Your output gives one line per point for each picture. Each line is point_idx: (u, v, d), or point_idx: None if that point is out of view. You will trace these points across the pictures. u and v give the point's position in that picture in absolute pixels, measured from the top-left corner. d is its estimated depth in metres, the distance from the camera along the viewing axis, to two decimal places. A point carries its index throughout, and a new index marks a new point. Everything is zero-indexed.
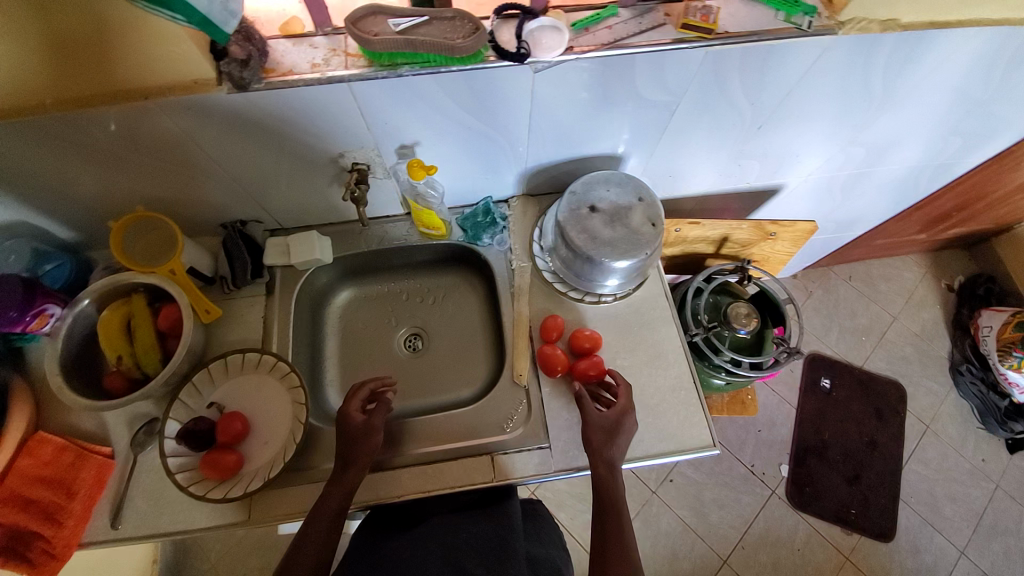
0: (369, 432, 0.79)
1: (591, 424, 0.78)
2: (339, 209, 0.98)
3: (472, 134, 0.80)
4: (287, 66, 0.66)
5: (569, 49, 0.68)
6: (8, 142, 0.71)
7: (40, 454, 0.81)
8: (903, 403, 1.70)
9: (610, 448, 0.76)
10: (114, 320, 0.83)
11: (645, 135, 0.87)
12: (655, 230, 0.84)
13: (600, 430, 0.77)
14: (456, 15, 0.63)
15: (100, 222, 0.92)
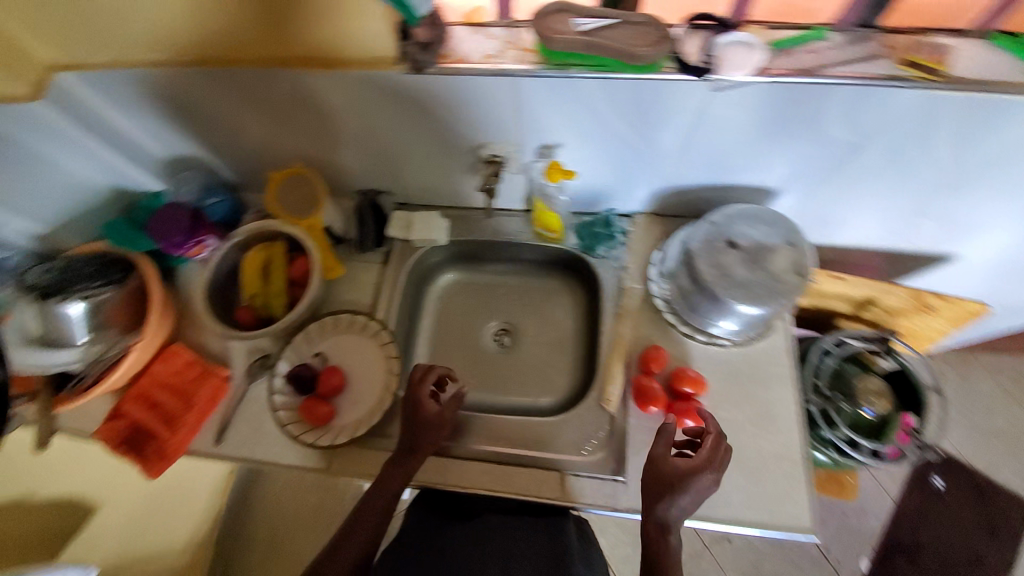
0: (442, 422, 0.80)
1: (655, 474, 0.70)
2: (463, 194, 1.00)
3: (620, 144, 0.77)
4: (460, 54, 0.68)
5: (759, 71, 0.62)
6: (215, 89, 0.81)
7: (172, 364, 0.93)
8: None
9: (663, 507, 0.68)
10: (257, 259, 0.93)
11: (813, 171, 0.80)
12: (800, 281, 0.76)
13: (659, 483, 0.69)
14: (646, 21, 0.61)
15: (262, 170, 1.02)
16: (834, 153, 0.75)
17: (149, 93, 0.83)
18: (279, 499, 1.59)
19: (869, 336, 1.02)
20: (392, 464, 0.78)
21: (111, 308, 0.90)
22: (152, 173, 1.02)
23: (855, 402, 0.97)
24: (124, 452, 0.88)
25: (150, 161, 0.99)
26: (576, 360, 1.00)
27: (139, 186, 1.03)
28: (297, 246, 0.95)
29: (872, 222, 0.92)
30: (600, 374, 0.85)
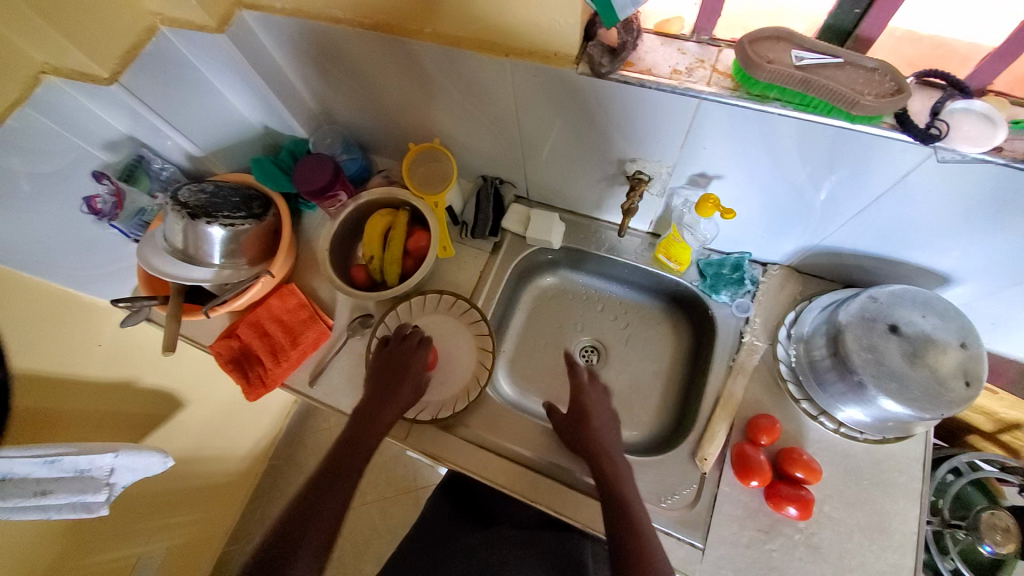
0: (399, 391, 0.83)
1: (560, 416, 0.82)
2: (588, 204, 0.97)
3: (790, 192, 0.70)
4: (646, 65, 0.63)
5: (996, 150, 0.53)
6: (377, 57, 0.82)
7: (287, 301, 0.99)
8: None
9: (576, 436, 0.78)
10: (379, 223, 0.95)
11: (1009, 271, 0.68)
12: (969, 392, 0.65)
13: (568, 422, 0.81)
14: (879, 67, 0.53)
15: (398, 137, 1.05)
16: None
17: (311, 38, 0.83)
18: (328, 436, 1.69)
19: (1011, 465, 0.86)
20: (363, 415, 0.80)
21: (246, 239, 0.96)
22: (301, 119, 1.07)
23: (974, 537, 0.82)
24: (231, 370, 0.95)
25: (302, 108, 1.04)
26: (665, 399, 0.94)
27: (287, 129, 1.09)
28: (421, 219, 0.97)
29: None
30: (699, 428, 0.80)
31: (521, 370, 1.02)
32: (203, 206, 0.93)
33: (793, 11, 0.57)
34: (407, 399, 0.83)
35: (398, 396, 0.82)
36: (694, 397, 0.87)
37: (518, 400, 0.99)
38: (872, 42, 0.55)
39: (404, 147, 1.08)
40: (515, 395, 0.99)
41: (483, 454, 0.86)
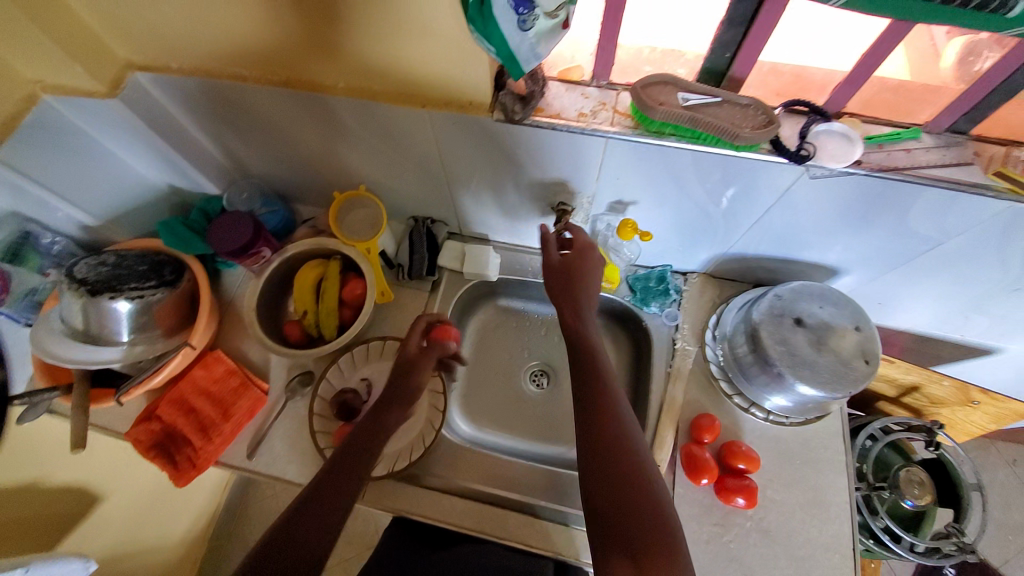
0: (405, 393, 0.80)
1: (552, 266, 0.78)
2: (520, 234, 1.00)
3: (697, 211, 0.78)
4: (556, 109, 0.68)
5: (855, 164, 0.62)
6: (291, 112, 0.81)
7: (213, 370, 0.92)
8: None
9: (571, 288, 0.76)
10: (310, 275, 0.91)
11: (881, 259, 0.79)
12: (868, 369, 0.74)
13: (559, 275, 0.78)
14: (752, 103, 0.60)
15: (321, 186, 1.03)
16: (908, 245, 0.74)
17: (212, 94, 0.81)
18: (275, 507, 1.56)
19: (914, 424, 0.99)
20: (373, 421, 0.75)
21: (158, 308, 0.89)
22: (212, 176, 1.02)
23: (899, 493, 0.93)
24: (154, 457, 0.86)
25: (211, 163, 0.99)
26: None
27: (197, 187, 1.03)
28: (354, 266, 0.95)
29: (926, 309, 0.92)
30: (649, 435, 0.84)
31: (475, 405, 1.01)
32: (104, 280, 0.85)
33: (686, 47, 0.64)
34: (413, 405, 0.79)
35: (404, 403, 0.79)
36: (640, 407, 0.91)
37: (476, 436, 0.99)
38: (743, 81, 0.63)
39: (327, 194, 1.06)
40: (472, 430, 0.99)
41: (442, 497, 0.84)
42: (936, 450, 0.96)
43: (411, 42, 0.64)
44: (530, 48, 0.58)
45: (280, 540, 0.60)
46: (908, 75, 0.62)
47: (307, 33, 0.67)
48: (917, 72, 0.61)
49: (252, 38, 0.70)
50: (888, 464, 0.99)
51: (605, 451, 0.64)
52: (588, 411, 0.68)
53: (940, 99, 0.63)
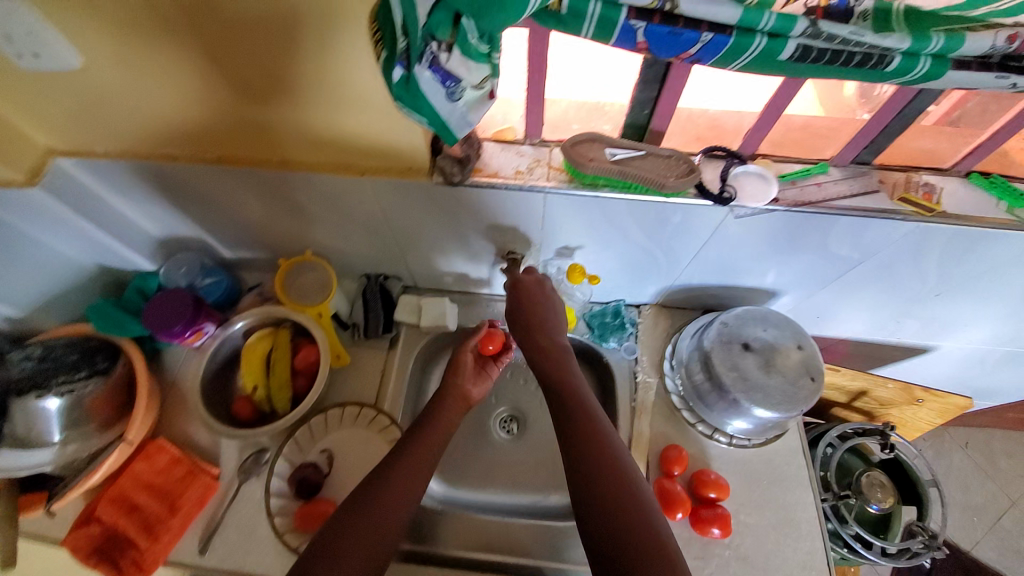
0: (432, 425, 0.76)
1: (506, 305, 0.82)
2: (475, 282, 1.01)
3: (640, 249, 0.81)
4: (493, 169, 0.70)
5: (773, 200, 0.67)
6: (229, 186, 0.80)
7: (155, 461, 0.85)
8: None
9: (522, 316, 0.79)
10: (259, 348, 0.88)
11: (813, 279, 0.85)
12: (815, 386, 0.78)
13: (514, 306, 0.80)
14: (673, 153, 0.65)
15: (266, 252, 1.00)
16: (834, 265, 0.80)
17: (142, 174, 0.79)
18: None
19: (869, 428, 1.03)
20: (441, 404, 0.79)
21: (91, 401, 0.83)
22: (146, 253, 0.97)
23: (864, 498, 0.96)
24: (94, 565, 0.78)
25: (144, 240, 0.95)
26: None
27: (130, 265, 0.98)
28: (304, 333, 0.92)
29: (861, 318, 0.98)
30: None
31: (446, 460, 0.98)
32: (28, 378, 0.80)
33: (611, 98, 0.67)
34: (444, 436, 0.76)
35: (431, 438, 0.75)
36: None
37: (450, 494, 0.95)
38: (663, 132, 0.67)
39: (273, 259, 1.03)
40: (446, 489, 0.95)
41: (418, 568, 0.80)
42: (892, 452, 1.01)
43: (344, 115, 0.67)
44: (461, 115, 0.58)
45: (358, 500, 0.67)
46: (819, 111, 0.68)
47: (240, 113, 0.68)
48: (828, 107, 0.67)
49: (184, 117, 0.70)
50: (850, 470, 1.03)
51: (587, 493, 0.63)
52: (567, 431, 0.68)
53: (839, 136, 0.69)
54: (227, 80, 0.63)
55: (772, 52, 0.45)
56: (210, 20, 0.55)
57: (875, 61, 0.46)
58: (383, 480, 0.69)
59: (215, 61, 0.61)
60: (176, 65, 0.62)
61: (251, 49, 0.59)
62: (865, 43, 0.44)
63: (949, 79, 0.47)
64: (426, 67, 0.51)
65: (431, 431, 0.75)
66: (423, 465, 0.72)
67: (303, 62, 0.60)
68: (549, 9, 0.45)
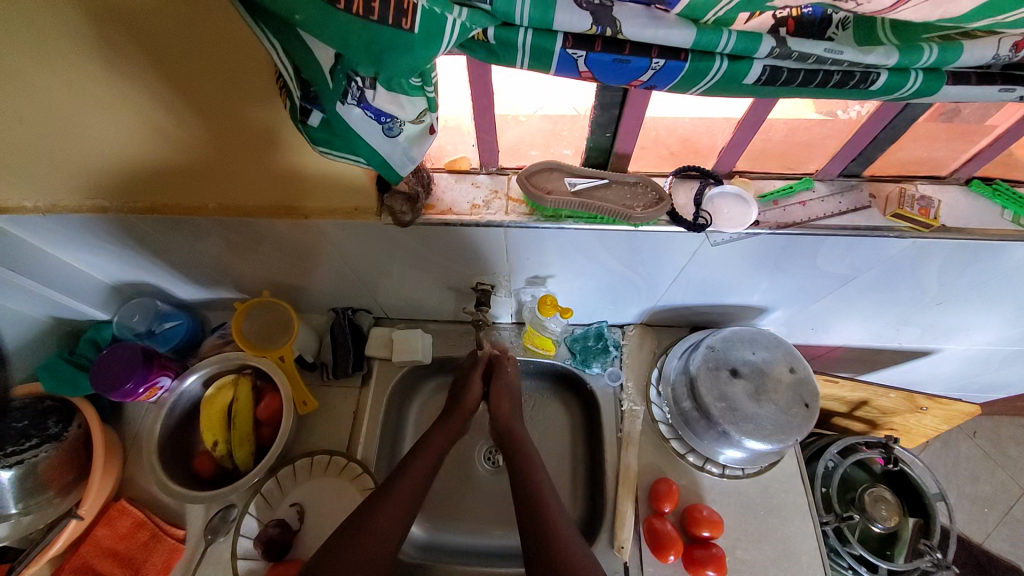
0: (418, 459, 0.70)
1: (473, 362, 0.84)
2: (448, 311, 0.95)
3: (615, 275, 0.75)
4: (447, 204, 0.65)
5: (753, 224, 0.61)
6: (171, 232, 0.75)
7: (117, 526, 0.80)
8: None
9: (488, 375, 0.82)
10: (219, 400, 0.83)
11: (803, 295, 0.79)
12: (808, 412, 0.75)
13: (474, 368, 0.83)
14: (638, 180, 0.61)
15: (225, 292, 0.94)
16: (825, 281, 0.74)
17: (77, 224, 0.72)
18: None
19: (871, 441, 0.98)
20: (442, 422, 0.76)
21: (45, 468, 0.77)
22: (97, 301, 0.91)
23: (867, 516, 0.91)
24: None
25: (92, 288, 0.89)
26: (577, 485, 0.88)
27: (81, 315, 0.92)
28: (267, 380, 0.87)
29: (860, 327, 0.92)
30: (609, 513, 0.79)
31: (429, 502, 0.93)
32: None
33: (572, 111, 0.59)
34: (430, 471, 0.70)
35: (417, 473, 0.68)
36: (597, 478, 0.86)
37: (432, 538, 0.90)
38: (630, 155, 0.61)
39: (234, 298, 0.97)
40: (429, 534, 0.90)
41: None
42: (896, 466, 0.96)
43: (284, 155, 0.62)
44: (403, 153, 0.52)
45: (358, 512, 0.63)
46: (814, 112, 0.59)
47: (177, 157, 0.63)
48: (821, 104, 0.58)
49: (105, 164, 0.64)
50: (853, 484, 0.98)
51: (548, 549, 0.59)
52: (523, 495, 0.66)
53: (826, 147, 0.63)
54: (163, 123, 0.58)
55: (737, 74, 0.39)
56: (145, 60, 0.51)
57: (857, 79, 0.40)
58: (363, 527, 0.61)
59: (145, 103, 0.56)
60: (107, 110, 0.56)
61: (189, 88, 0.54)
62: (844, 62, 0.38)
63: (945, 94, 0.42)
64: (353, 106, 0.44)
65: (416, 468, 0.68)
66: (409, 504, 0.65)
67: (245, 102, 0.55)
68: (474, 40, 0.38)
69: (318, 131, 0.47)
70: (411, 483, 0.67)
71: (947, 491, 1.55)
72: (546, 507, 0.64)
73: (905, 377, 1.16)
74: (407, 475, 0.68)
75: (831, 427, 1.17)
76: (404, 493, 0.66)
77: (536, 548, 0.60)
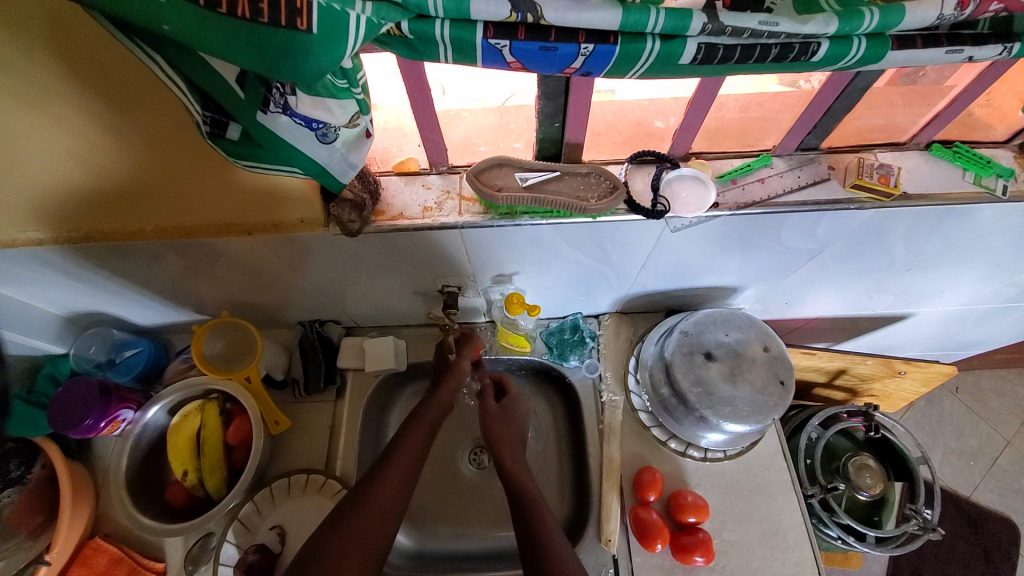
0: (390, 464, 0.66)
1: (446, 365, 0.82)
2: (419, 315, 0.93)
3: (582, 267, 0.73)
4: (397, 208, 0.62)
5: (714, 206, 0.60)
6: (114, 259, 0.71)
7: (93, 565, 0.77)
8: (1018, 548, 1.45)
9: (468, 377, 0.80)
10: (186, 430, 0.80)
11: (772, 272, 0.79)
12: (784, 390, 0.75)
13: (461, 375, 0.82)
14: (592, 170, 0.59)
15: (184, 315, 0.91)
16: (793, 257, 0.74)
17: (14, 260, 0.68)
18: None
19: (853, 410, 0.98)
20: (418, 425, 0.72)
21: (11, 513, 0.73)
22: (51, 336, 0.86)
23: (853, 485, 0.92)
24: None
25: (46, 322, 0.84)
26: (563, 479, 0.87)
27: (36, 351, 0.87)
28: (235, 402, 0.84)
29: (834, 297, 0.92)
30: (596, 506, 0.78)
31: (415, 510, 0.91)
32: None
33: (518, 101, 0.57)
34: (407, 476, 0.66)
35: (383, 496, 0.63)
36: (582, 471, 0.84)
37: (423, 545, 0.89)
38: (582, 145, 0.58)
39: (198, 320, 0.93)
40: (419, 541, 0.89)
41: None
42: (878, 432, 0.97)
43: (218, 172, 0.58)
44: (341, 159, 0.49)
45: (331, 519, 0.60)
46: (776, 84, 0.57)
47: (104, 181, 0.59)
48: (782, 75, 0.56)
49: (26, 196, 0.59)
50: (837, 453, 0.98)
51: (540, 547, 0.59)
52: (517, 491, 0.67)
53: (782, 123, 0.61)
54: (83, 147, 0.54)
55: (670, 56, 0.37)
56: (56, 81, 0.47)
57: (799, 51, 0.38)
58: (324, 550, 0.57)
59: (58, 130, 0.52)
60: (17, 141, 0.52)
61: (108, 108, 0.50)
62: (781, 33, 0.37)
63: (892, 60, 0.41)
64: (278, 114, 0.42)
65: (391, 468, 0.66)
66: (381, 519, 0.61)
67: (169, 121, 0.52)
68: (390, 35, 0.36)
69: (238, 144, 0.45)
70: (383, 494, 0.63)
71: (933, 448, 1.58)
72: (540, 511, 0.63)
73: (883, 342, 1.16)
74: (379, 480, 0.64)
75: (814, 398, 1.18)
76: (375, 505, 0.61)
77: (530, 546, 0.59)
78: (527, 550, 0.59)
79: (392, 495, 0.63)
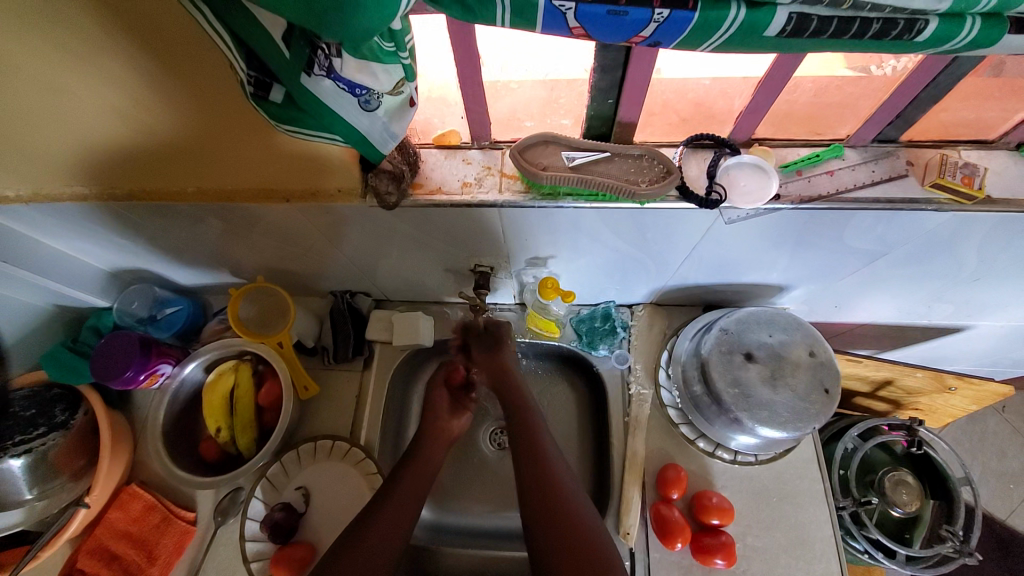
0: (413, 466, 0.69)
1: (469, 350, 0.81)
2: (448, 293, 0.92)
3: (621, 255, 0.70)
4: (436, 183, 0.60)
5: (773, 199, 0.56)
6: (156, 219, 0.72)
7: (130, 509, 0.81)
8: None
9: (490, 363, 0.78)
10: (219, 389, 0.82)
11: (824, 273, 0.74)
12: (828, 399, 0.71)
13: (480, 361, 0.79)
14: (644, 152, 0.56)
15: (221, 277, 0.92)
16: (851, 258, 0.68)
17: (64, 215, 0.70)
18: None
19: (895, 423, 0.93)
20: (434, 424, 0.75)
21: (56, 455, 0.78)
22: (95, 288, 0.89)
23: (887, 501, 0.87)
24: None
25: (92, 275, 0.87)
26: (583, 467, 0.86)
27: (82, 302, 0.90)
28: (267, 364, 0.86)
29: (888, 304, 0.86)
30: (615, 497, 0.77)
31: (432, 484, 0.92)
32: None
33: (569, 74, 0.53)
34: (429, 477, 0.69)
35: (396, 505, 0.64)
36: (602, 462, 0.83)
37: (438, 519, 0.90)
38: (635, 124, 0.55)
39: (233, 282, 0.95)
40: (434, 514, 0.90)
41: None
42: (919, 448, 0.91)
43: (258, 135, 0.57)
44: (383, 128, 0.47)
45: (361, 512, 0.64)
46: (843, 67, 0.52)
47: (149, 141, 0.59)
48: (853, 58, 0.51)
49: (77, 151, 0.60)
50: (873, 466, 0.94)
51: (559, 536, 0.59)
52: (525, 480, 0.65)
53: (859, 111, 0.56)
54: (130, 106, 0.54)
55: (755, 27, 0.33)
56: (104, 36, 0.47)
57: (902, 29, 0.34)
58: (356, 538, 0.60)
59: (106, 86, 0.52)
60: (67, 95, 0.53)
61: (154, 66, 0.50)
62: (885, 6, 0.32)
63: (1006, 46, 0.35)
64: (322, 77, 0.39)
65: (416, 466, 0.69)
66: (404, 515, 0.64)
67: (211, 81, 0.51)
68: None
69: (281, 107, 0.44)
70: (398, 500, 0.65)
71: (970, 467, 1.50)
72: (566, 503, 0.61)
73: (933, 353, 1.09)
74: (404, 478, 0.67)
75: (851, 405, 1.12)
76: (399, 500, 0.65)
77: (543, 534, 0.59)
78: (538, 542, 0.59)
79: (413, 494, 0.66)
